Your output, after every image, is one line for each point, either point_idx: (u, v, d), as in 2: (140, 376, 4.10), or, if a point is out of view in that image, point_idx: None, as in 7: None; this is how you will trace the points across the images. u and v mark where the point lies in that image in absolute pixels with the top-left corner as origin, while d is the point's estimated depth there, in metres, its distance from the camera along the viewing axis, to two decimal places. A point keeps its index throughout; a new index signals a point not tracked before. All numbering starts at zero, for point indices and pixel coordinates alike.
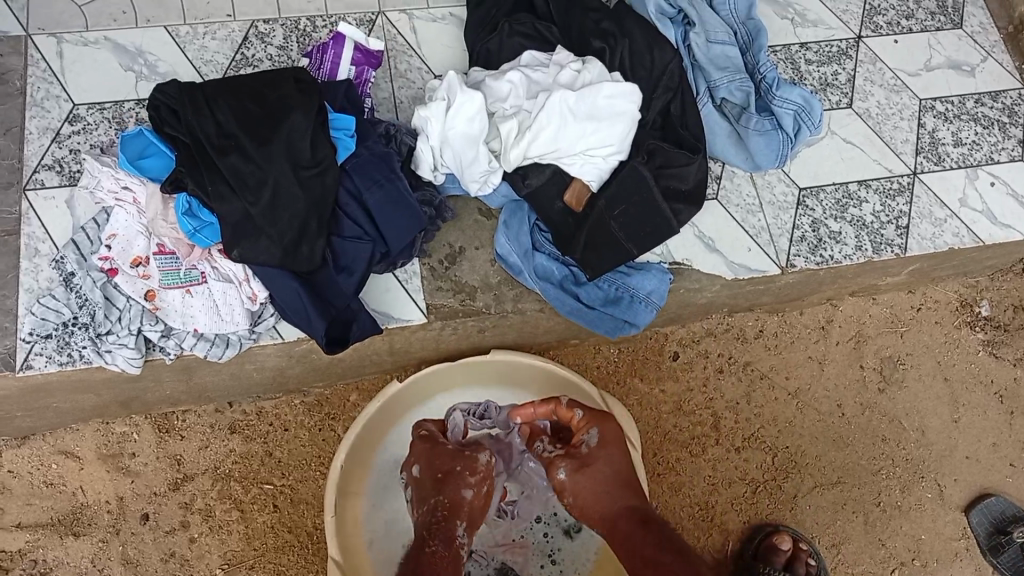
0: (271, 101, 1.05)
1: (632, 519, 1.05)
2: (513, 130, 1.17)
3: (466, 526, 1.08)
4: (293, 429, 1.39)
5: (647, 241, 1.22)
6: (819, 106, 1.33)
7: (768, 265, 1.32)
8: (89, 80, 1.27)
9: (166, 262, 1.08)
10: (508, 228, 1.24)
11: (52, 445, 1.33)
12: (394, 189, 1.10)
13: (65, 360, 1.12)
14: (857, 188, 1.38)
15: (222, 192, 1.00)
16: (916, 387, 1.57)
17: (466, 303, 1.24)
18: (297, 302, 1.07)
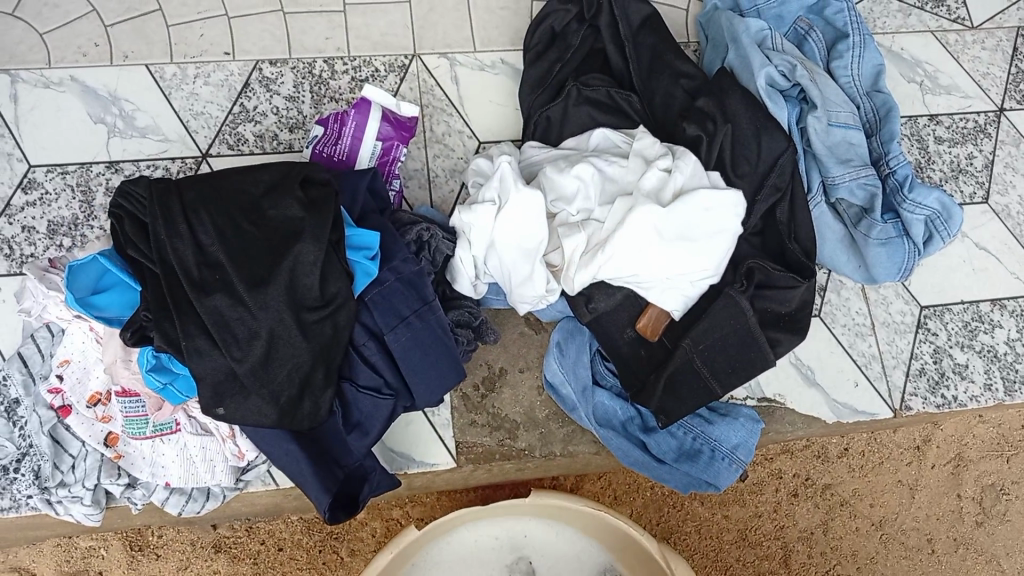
0: (270, 219, 0.81)
1: None
2: (580, 248, 0.92)
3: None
4: (288, 550, 1.17)
5: (735, 382, 0.98)
6: (961, 215, 1.06)
7: (878, 406, 1.07)
8: (50, 135, 1.03)
9: (131, 407, 0.84)
10: (563, 354, 0.99)
11: (3, 562, 1.12)
12: (426, 325, 0.86)
13: (6, 507, 0.90)
14: (989, 309, 1.13)
15: (200, 346, 0.75)
16: (1021, 522, 1.34)
17: (505, 443, 1.01)
18: (294, 466, 0.84)
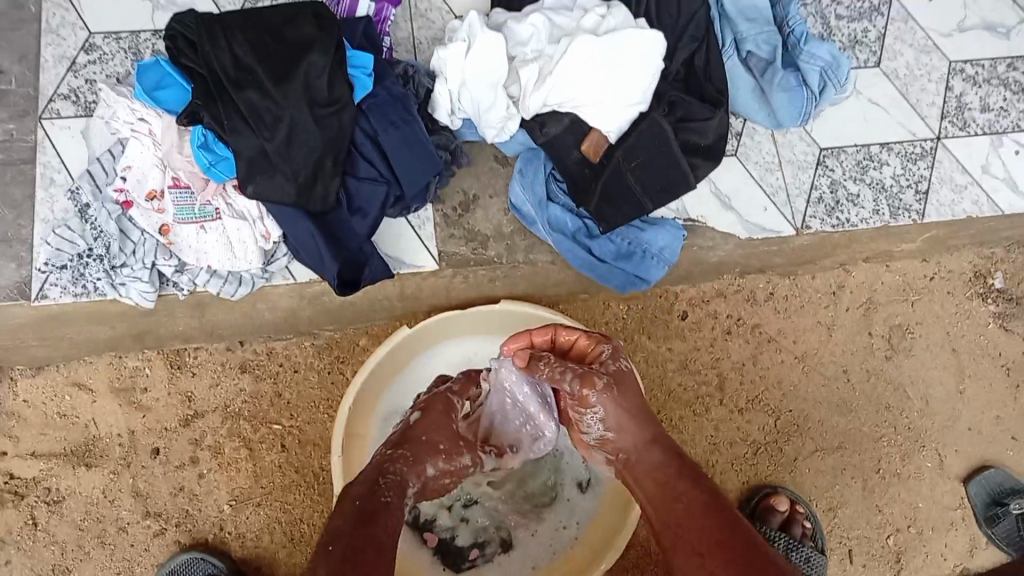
0: (291, 40, 1.06)
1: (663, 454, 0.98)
2: (534, 75, 1.17)
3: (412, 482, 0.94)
4: (303, 371, 1.38)
5: (662, 196, 1.21)
6: (848, 64, 1.31)
7: (784, 226, 1.31)
8: (109, 10, 1.22)
9: (182, 196, 1.09)
10: (523, 176, 1.23)
11: (66, 376, 1.33)
12: (412, 130, 1.10)
13: (80, 291, 1.13)
14: (878, 151, 1.37)
15: (237, 126, 1.02)
16: (924, 357, 1.54)
17: (478, 251, 1.24)
18: (310, 243, 1.08)
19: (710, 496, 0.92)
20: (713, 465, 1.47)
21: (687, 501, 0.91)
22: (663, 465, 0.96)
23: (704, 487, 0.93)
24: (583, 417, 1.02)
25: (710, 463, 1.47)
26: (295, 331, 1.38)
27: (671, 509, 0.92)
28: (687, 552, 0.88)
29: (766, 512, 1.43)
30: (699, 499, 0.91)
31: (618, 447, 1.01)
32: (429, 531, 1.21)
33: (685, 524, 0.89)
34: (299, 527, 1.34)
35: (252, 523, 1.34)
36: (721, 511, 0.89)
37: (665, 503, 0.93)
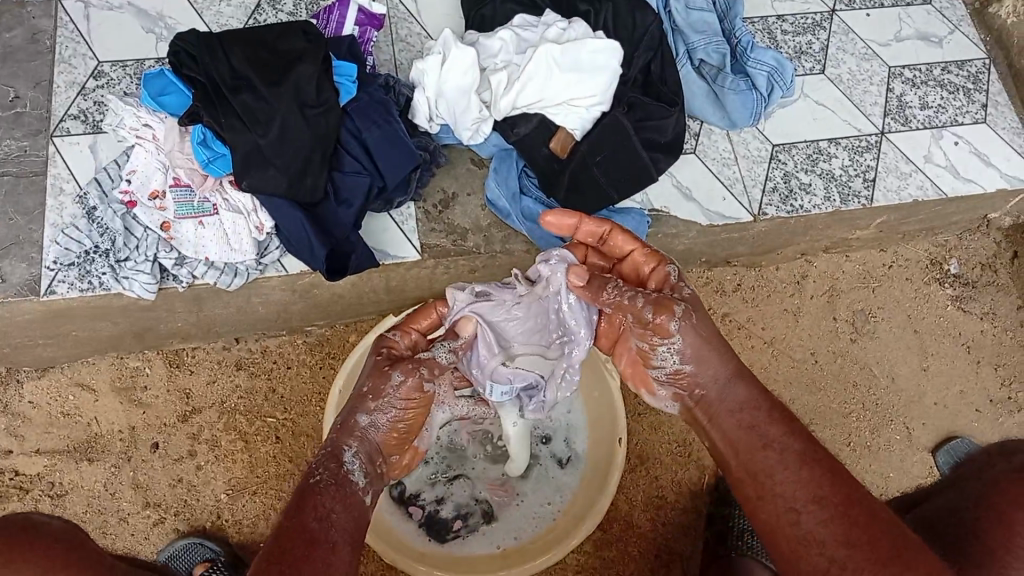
0: (282, 51, 1.17)
1: (749, 388, 0.98)
2: (503, 81, 1.26)
3: (357, 449, 0.99)
4: (296, 367, 1.46)
5: (628, 187, 1.31)
6: (791, 69, 1.43)
7: (741, 213, 1.41)
8: (115, 41, 1.33)
9: (182, 194, 1.19)
10: (498, 173, 1.32)
11: (69, 377, 1.40)
12: (393, 131, 1.20)
13: (85, 287, 1.19)
14: (826, 145, 1.47)
15: (234, 125, 1.12)
16: (887, 338, 1.62)
17: (457, 243, 1.32)
18: (300, 232, 1.16)
19: (805, 443, 0.89)
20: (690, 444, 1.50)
21: (781, 453, 0.88)
22: (752, 404, 0.96)
23: (797, 426, 0.92)
24: (656, 347, 1.02)
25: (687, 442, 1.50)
26: (288, 328, 1.47)
27: (762, 452, 0.90)
28: (778, 502, 0.86)
29: None
30: (792, 454, 0.88)
31: (696, 380, 1.01)
32: (413, 505, 1.34)
33: (778, 472, 0.87)
34: None
35: (249, 510, 1.40)
36: (814, 456, 0.87)
37: (753, 446, 0.91)
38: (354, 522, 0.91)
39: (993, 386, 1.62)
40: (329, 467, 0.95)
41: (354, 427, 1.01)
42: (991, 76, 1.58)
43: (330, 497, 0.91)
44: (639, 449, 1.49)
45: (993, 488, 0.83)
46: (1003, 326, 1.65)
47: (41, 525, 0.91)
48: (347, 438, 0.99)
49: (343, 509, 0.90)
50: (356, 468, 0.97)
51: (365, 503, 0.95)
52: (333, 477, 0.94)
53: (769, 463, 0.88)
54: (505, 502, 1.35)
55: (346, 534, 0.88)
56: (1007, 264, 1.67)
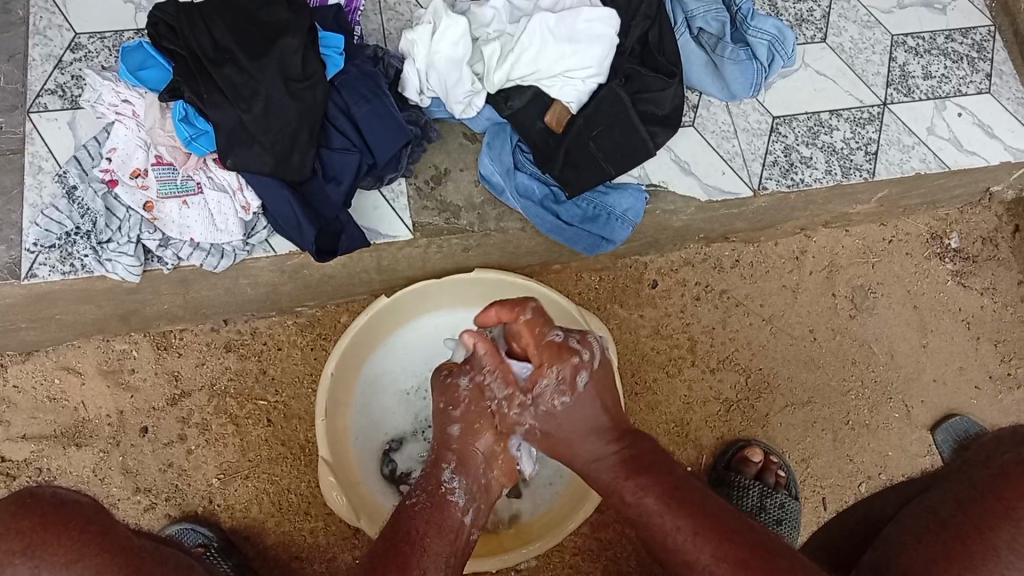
0: (266, 22, 1.12)
1: (600, 444, 0.97)
2: (496, 52, 1.23)
3: (455, 467, 1.00)
4: (286, 348, 1.43)
5: (625, 162, 1.26)
6: (792, 38, 1.38)
7: (741, 188, 1.37)
8: (91, 10, 1.28)
9: (165, 172, 1.15)
10: (491, 149, 1.28)
11: (54, 361, 1.37)
12: (382, 105, 1.16)
13: (68, 269, 1.16)
14: (828, 117, 1.44)
15: (217, 100, 1.07)
16: (887, 315, 1.60)
17: (450, 221, 1.28)
18: (287, 210, 1.13)
19: (664, 497, 0.88)
20: (687, 423, 1.51)
21: (676, 529, 0.85)
22: (613, 476, 0.93)
23: (650, 484, 0.90)
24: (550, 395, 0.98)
25: (683, 421, 1.51)
26: (277, 309, 1.43)
27: (648, 526, 0.88)
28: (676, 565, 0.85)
29: (741, 462, 1.47)
30: (655, 503, 0.88)
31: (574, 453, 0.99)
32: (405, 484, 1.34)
33: (665, 540, 0.86)
34: (287, 496, 1.38)
35: (241, 494, 1.38)
36: (717, 524, 0.84)
37: (647, 517, 0.88)
38: (449, 542, 0.92)
39: (993, 362, 1.61)
40: (427, 488, 0.98)
41: (449, 446, 1.01)
42: (996, 45, 1.54)
43: (422, 521, 0.92)
44: (637, 430, 1.49)
45: (999, 479, 0.80)
46: (1002, 301, 1.63)
47: (66, 501, 0.79)
48: (442, 458, 1.01)
49: (436, 531, 0.92)
50: (456, 489, 0.98)
51: (464, 521, 0.96)
52: (427, 498, 0.96)
53: (652, 532, 0.87)
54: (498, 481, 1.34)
55: (441, 560, 0.90)
56: (1008, 239, 1.65)
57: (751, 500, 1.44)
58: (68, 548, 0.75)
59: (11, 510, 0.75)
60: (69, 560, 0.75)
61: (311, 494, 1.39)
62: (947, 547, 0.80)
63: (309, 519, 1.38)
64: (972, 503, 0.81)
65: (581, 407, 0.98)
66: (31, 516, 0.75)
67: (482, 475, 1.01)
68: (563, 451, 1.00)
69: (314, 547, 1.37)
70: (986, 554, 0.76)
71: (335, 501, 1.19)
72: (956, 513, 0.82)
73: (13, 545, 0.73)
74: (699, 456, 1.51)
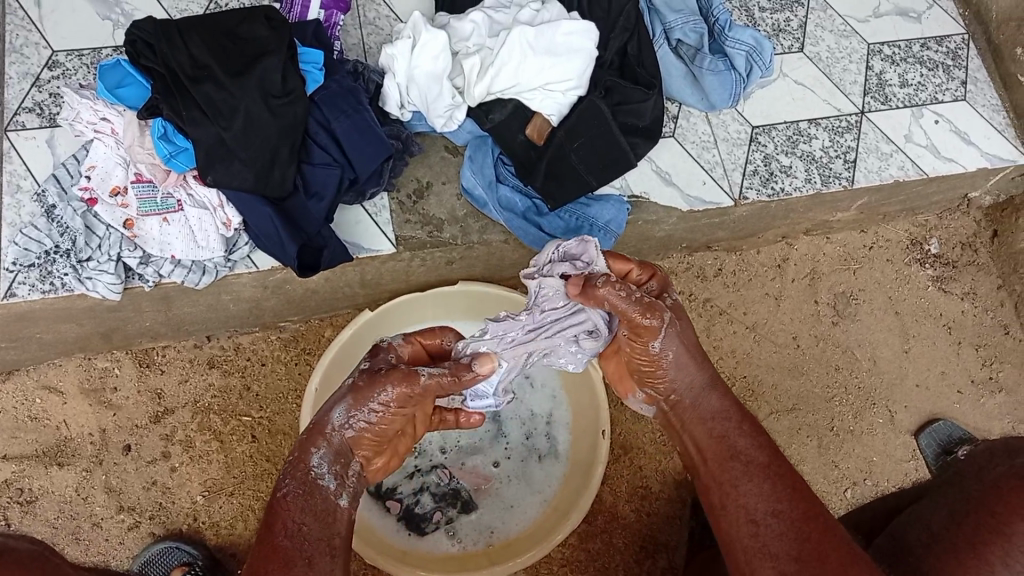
0: (245, 39, 1.13)
1: (726, 403, 0.99)
2: (475, 67, 1.22)
3: (328, 453, 0.91)
4: (269, 364, 1.42)
5: (606, 173, 1.27)
6: (770, 48, 1.39)
7: (722, 197, 1.38)
8: (69, 28, 1.27)
9: (144, 190, 1.15)
10: (472, 162, 1.28)
11: (35, 380, 1.36)
12: (362, 120, 1.16)
13: (47, 288, 1.15)
14: (807, 126, 1.45)
15: (195, 117, 1.07)
16: (869, 321, 1.61)
17: (434, 234, 1.28)
18: (269, 227, 1.13)
19: (774, 451, 0.93)
20: None
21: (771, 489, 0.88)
22: (727, 412, 0.97)
23: (765, 436, 0.94)
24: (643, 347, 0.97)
25: None
26: (260, 325, 1.43)
27: (747, 462, 0.91)
28: (741, 511, 0.88)
29: None
30: (766, 447, 0.93)
31: (673, 388, 0.99)
32: (392, 499, 1.32)
33: (744, 482, 0.89)
34: None
35: (226, 511, 1.37)
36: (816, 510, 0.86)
37: (758, 462, 0.91)
38: (329, 533, 0.87)
39: (974, 366, 1.62)
40: (296, 476, 0.89)
41: (320, 433, 0.92)
42: (971, 52, 1.56)
43: (297, 513, 0.86)
44: (622, 440, 1.48)
45: (993, 494, 0.86)
46: (983, 306, 1.64)
47: (17, 550, 0.96)
48: (311, 443, 0.91)
49: (315, 521, 0.86)
50: (328, 473, 0.91)
51: (340, 506, 0.91)
52: (300, 489, 0.88)
53: (746, 469, 0.90)
54: (485, 493, 1.35)
55: (325, 548, 0.85)
56: (987, 244, 1.67)
57: None
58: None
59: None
60: None
61: None
62: (944, 560, 0.85)
63: None
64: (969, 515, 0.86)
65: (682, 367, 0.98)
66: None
67: (353, 466, 0.94)
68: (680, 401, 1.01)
69: None
70: (981, 565, 0.82)
71: None
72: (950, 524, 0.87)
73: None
74: None
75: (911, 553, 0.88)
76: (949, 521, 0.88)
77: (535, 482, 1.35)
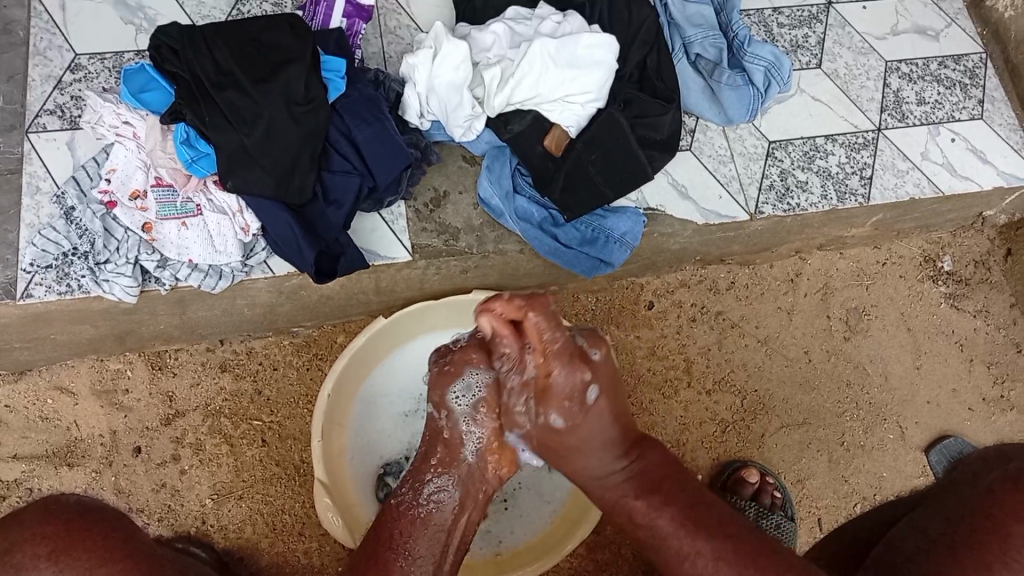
0: (268, 46, 1.13)
1: (621, 457, 0.96)
2: (496, 78, 1.22)
3: (438, 471, 1.01)
4: (282, 369, 1.42)
5: (623, 186, 1.27)
6: (788, 64, 1.39)
7: (738, 211, 1.38)
8: (92, 31, 1.28)
9: (164, 194, 1.15)
10: (490, 172, 1.28)
11: (47, 380, 1.36)
12: (383, 128, 1.17)
13: (63, 290, 1.15)
14: (823, 142, 1.45)
15: (219, 123, 1.07)
16: (881, 337, 1.61)
17: (449, 243, 1.28)
18: (287, 232, 1.12)
19: (681, 511, 0.88)
20: (683, 444, 1.51)
21: (696, 550, 0.85)
22: (619, 484, 0.94)
23: (671, 504, 0.89)
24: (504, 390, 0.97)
25: (680, 442, 1.51)
26: (273, 329, 1.43)
27: (652, 528, 0.89)
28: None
29: (738, 484, 1.46)
30: (669, 521, 0.88)
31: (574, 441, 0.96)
32: None
33: (659, 524, 0.89)
34: (281, 517, 1.37)
35: (235, 515, 1.36)
36: (747, 552, 0.83)
37: (661, 538, 0.88)
38: (440, 546, 0.98)
39: (986, 384, 1.62)
40: (406, 490, 1.00)
41: (441, 438, 1.02)
42: (987, 71, 1.56)
43: (407, 524, 0.97)
44: None
45: (987, 497, 0.84)
46: (995, 324, 1.64)
47: (89, 507, 0.85)
48: (432, 458, 1.02)
49: (423, 536, 0.96)
50: (445, 488, 1.00)
51: (444, 513, 0.99)
52: (411, 500, 0.99)
53: (670, 551, 0.88)
54: (496, 505, 1.34)
55: (424, 558, 0.95)
56: (1000, 262, 1.66)
57: (747, 522, 1.41)
58: (96, 549, 0.80)
59: (34, 518, 0.80)
60: (93, 565, 0.79)
61: (305, 515, 1.38)
62: (938, 561, 0.82)
63: (303, 540, 1.37)
64: (963, 520, 0.84)
65: (597, 423, 0.96)
66: (56, 521, 0.80)
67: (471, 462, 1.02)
68: (569, 461, 0.99)
69: (308, 569, 1.36)
70: (978, 565, 0.79)
71: (332, 523, 1.20)
72: (945, 531, 0.85)
73: (43, 548, 0.78)
74: (696, 477, 1.50)
75: (903, 560, 0.85)
76: (945, 527, 0.86)
77: (546, 490, 1.35)
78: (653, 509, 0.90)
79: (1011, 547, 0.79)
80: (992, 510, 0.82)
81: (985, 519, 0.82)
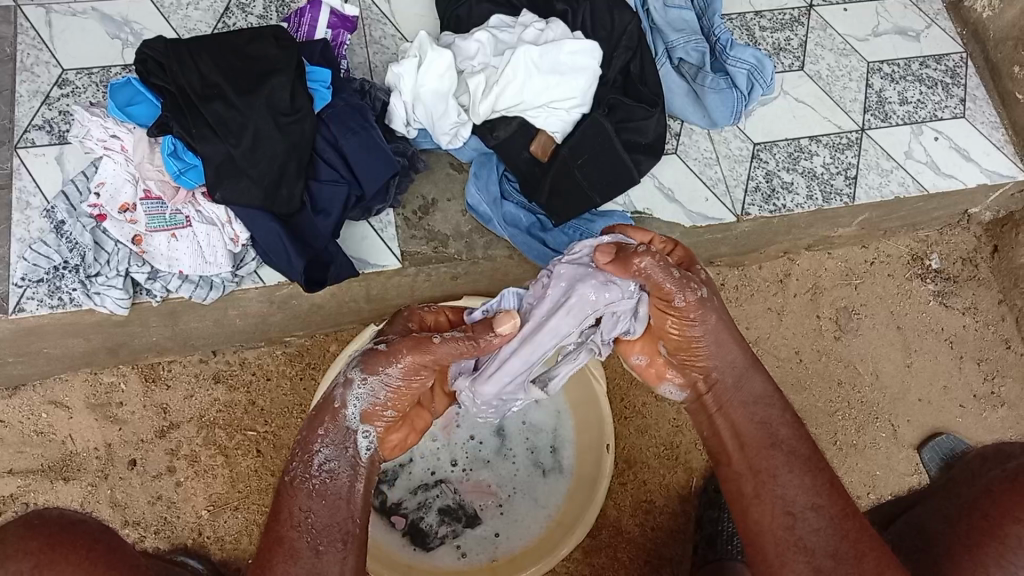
0: (253, 57, 1.14)
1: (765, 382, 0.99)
2: (480, 85, 1.23)
3: (327, 443, 0.93)
4: (275, 379, 1.42)
5: (609, 190, 1.28)
6: (771, 66, 1.41)
7: (724, 214, 1.39)
8: (80, 47, 1.29)
9: (153, 206, 1.16)
10: (477, 178, 1.29)
11: (42, 396, 1.36)
12: (369, 136, 1.17)
13: (55, 303, 1.16)
14: (807, 143, 1.46)
15: (205, 135, 1.09)
16: (870, 335, 1.62)
17: (438, 250, 1.29)
18: (277, 243, 1.14)
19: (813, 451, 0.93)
20: (676, 446, 1.50)
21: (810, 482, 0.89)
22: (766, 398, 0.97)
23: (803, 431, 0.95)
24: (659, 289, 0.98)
25: (673, 444, 1.50)
26: (266, 340, 1.43)
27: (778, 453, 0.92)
28: (777, 502, 0.90)
29: None
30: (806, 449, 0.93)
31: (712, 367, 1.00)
32: (396, 515, 1.33)
33: (783, 472, 0.91)
34: None
35: (230, 526, 1.37)
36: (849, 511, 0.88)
37: (789, 451, 0.92)
38: (342, 522, 0.90)
39: (976, 380, 1.63)
40: (300, 461, 0.92)
41: (329, 409, 0.94)
42: (969, 70, 1.58)
43: (308, 499, 0.90)
44: (627, 454, 1.49)
45: (984, 496, 0.86)
46: (984, 321, 1.65)
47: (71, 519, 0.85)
48: (319, 427, 0.93)
49: (323, 507, 0.90)
50: (335, 460, 0.93)
51: (356, 490, 0.93)
52: (303, 474, 0.92)
53: (786, 461, 0.91)
54: (491, 510, 1.35)
55: (328, 532, 0.89)
56: (987, 259, 1.68)
57: None
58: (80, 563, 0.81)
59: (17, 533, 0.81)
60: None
61: None
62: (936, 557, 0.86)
63: None
64: (963, 516, 0.87)
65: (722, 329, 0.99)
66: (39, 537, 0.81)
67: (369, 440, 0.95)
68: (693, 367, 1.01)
69: None
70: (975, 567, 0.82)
71: None
72: (944, 528, 0.88)
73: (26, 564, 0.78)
74: (689, 478, 1.50)
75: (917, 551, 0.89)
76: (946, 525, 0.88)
77: (538, 497, 1.36)
78: (794, 441, 0.93)
79: (1005, 550, 0.81)
80: (988, 509, 0.85)
81: (981, 519, 0.85)
